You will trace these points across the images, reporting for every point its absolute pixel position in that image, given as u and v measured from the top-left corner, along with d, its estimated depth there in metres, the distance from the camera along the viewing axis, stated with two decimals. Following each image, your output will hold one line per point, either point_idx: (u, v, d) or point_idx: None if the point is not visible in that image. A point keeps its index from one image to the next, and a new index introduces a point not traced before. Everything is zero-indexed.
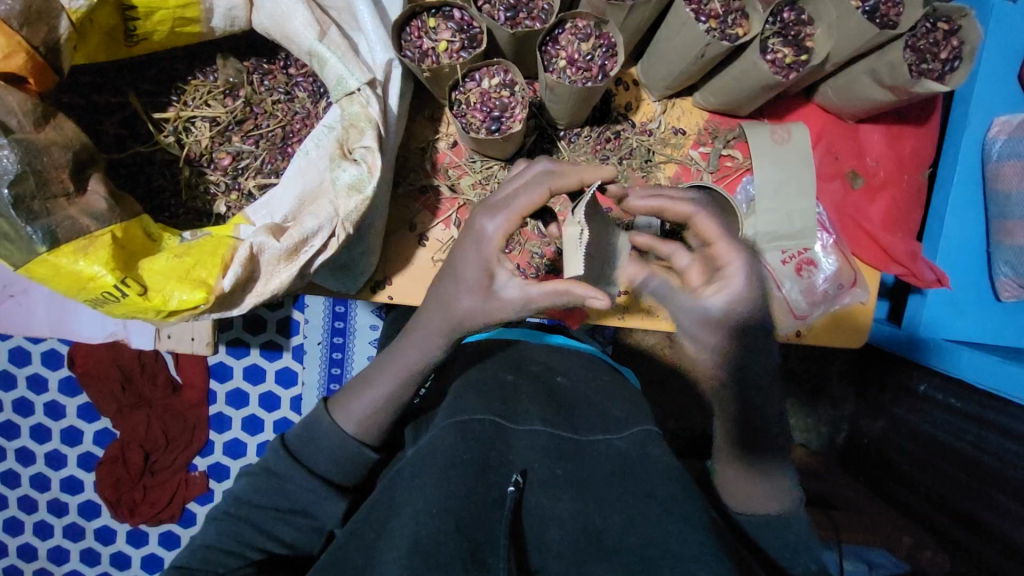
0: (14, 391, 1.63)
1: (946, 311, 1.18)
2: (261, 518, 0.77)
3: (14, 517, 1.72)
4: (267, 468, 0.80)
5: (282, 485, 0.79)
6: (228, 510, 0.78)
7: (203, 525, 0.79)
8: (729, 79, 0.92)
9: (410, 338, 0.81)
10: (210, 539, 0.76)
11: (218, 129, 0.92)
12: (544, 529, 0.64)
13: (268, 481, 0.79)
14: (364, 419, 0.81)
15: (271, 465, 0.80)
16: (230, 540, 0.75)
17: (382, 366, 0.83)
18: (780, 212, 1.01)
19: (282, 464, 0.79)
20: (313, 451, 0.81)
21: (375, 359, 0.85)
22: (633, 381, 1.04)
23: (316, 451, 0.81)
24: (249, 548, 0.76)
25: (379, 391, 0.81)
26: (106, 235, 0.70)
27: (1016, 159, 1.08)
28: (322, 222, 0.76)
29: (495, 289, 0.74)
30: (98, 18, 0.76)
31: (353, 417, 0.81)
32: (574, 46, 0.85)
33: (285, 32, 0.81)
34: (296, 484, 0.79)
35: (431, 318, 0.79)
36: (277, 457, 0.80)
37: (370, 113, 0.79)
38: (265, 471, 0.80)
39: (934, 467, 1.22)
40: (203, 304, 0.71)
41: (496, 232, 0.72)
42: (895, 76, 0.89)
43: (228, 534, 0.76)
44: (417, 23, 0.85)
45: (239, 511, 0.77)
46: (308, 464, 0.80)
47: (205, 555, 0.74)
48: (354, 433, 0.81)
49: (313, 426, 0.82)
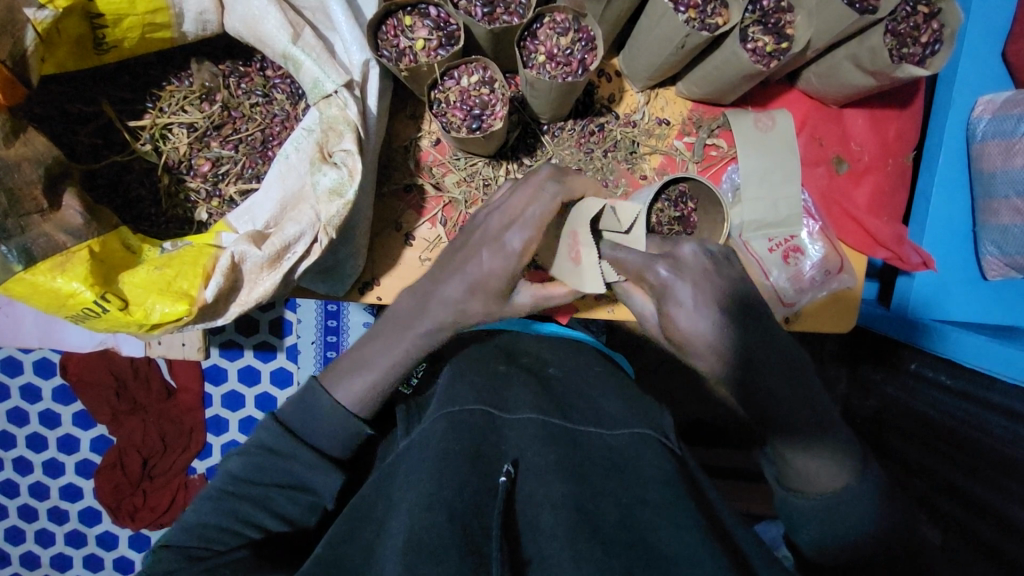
0: (6, 402, 1.62)
1: (933, 292, 1.20)
2: (263, 495, 0.75)
3: (15, 526, 1.72)
4: (266, 448, 0.75)
5: (278, 461, 0.75)
6: (224, 488, 0.74)
7: (195, 500, 0.75)
8: (711, 69, 0.92)
9: (403, 326, 0.79)
10: (205, 517, 0.72)
11: (195, 135, 0.91)
12: (538, 513, 0.65)
13: (255, 455, 0.75)
14: (365, 398, 0.79)
15: (271, 444, 0.75)
16: (229, 517, 0.73)
17: (381, 349, 0.79)
18: (765, 201, 1.01)
19: (272, 436, 0.75)
20: (306, 423, 0.78)
21: (361, 338, 0.83)
22: (626, 369, 1.07)
23: (316, 429, 0.78)
24: (248, 526, 0.73)
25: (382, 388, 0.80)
26: (83, 250, 0.69)
27: (1000, 138, 1.08)
28: (304, 228, 0.75)
29: (510, 298, 0.78)
30: (64, 28, 0.75)
31: (354, 391, 0.79)
32: (553, 41, 0.85)
33: (258, 35, 0.79)
34: (283, 458, 0.75)
35: (419, 313, 0.78)
36: (275, 436, 0.76)
37: (348, 116, 0.78)
38: (250, 448, 0.76)
39: (928, 444, 1.24)
40: (185, 316, 0.70)
41: (518, 245, 0.73)
42: (875, 62, 0.89)
43: (226, 511, 0.73)
44: (393, 22, 0.83)
45: (238, 489, 0.74)
46: (297, 430, 0.77)
47: (201, 532, 0.71)
48: (353, 409, 0.79)
49: (312, 406, 0.78)
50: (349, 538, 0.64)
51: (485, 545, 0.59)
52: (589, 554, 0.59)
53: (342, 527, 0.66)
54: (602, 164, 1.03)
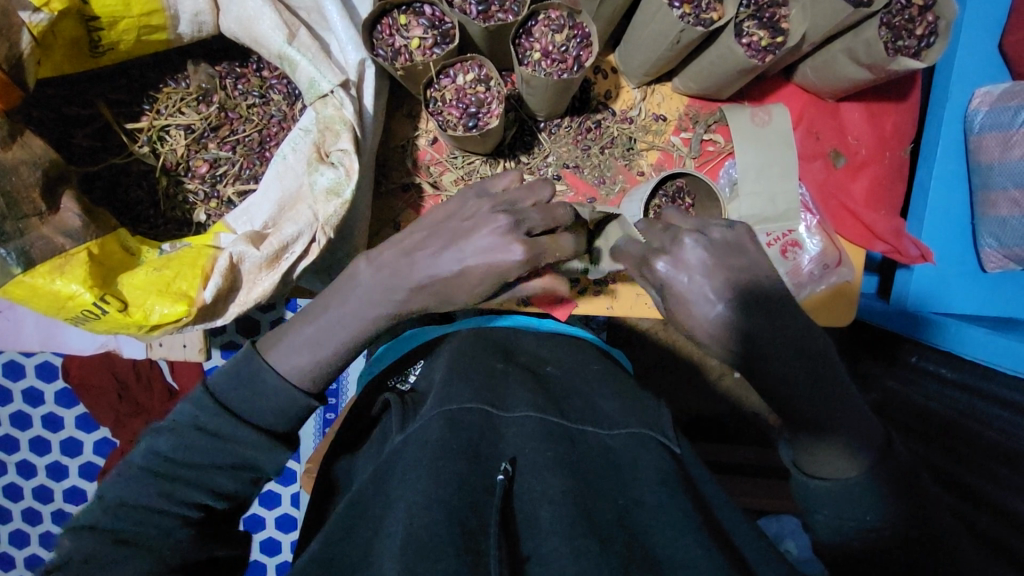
0: (10, 405, 1.62)
1: (933, 285, 1.20)
2: (196, 474, 0.66)
3: (19, 529, 1.73)
4: (198, 426, 0.67)
5: (212, 440, 0.67)
6: (150, 468, 0.65)
7: (112, 478, 0.66)
8: (707, 64, 0.92)
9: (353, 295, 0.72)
10: (127, 496, 0.64)
11: (193, 136, 0.91)
12: (537, 508, 0.65)
13: (184, 432, 0.66)
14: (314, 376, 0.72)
15: (203, 422, 0.67)
16: (157, 498, 0.64)
17: (324, 320, 0.73)
18: (763, 195, 1.01)
19: (205, 414, 0.67)
20: (244, 398, 0.69)
21: (305, 313, 0.75)
22: (626, 365, 1.08)
23: (259, 408, 0.69)
24: (182, 505, 0.65)
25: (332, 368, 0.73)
26: (83, 252, 0.70)
27: (997, 131, 1.08)
28: (302, 228, 0.76)
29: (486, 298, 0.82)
30: (60, 31, 0.75)
31: (301, 368, 0.72)
32: (548, 38, 0.84)
33: (253, 36, 0.80)
34: (216, 440, 0.67)
35: (371, 282, 0.72)
36: (207, 412, 0.67)
37: (345, 115, 0.78)
38: (178, 424, 0.67)
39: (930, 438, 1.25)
40: (184, 317, 0.70)
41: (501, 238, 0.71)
42: (872, 55, 0.88)
43: (154, 491, 0.65)
44: (388, 21, 0.83)
45: (167, 469, 0.65)
46: (231, 407, 0.68)
47: (129, 516, 0.63)
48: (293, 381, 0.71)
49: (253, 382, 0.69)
50: (347, 536, 0.64)
51: (483, 541, 0.60)
52: (585, 546, 0.59)
53: (338, 525, 0.66)
54: (599, 160, 1.03)
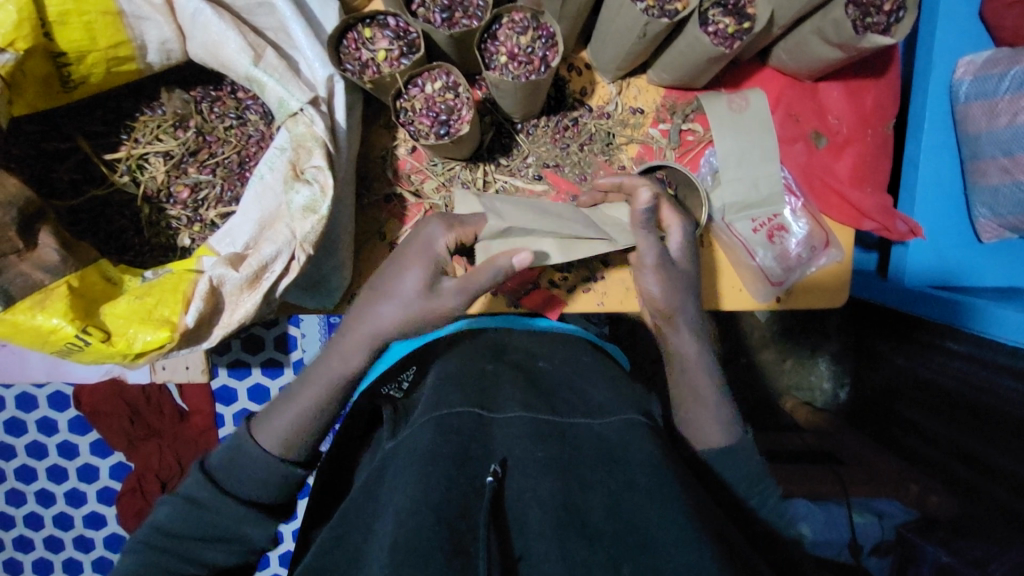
0: (25, 436, 1.65)
1: (930, 258, 1.17)
2: (188, 546, 0.73)
3: (42, 558, 1.75)
4: (185, 497, 0.75)
5: (199, 512, 0.74)
6: (148, 540, 0.73)
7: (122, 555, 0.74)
8: (677, 54, 0.92)
9: (329, 356, 0.81)
10: (131, 572, 0.71)
11: (172, 162, 0.92)
12: (526, 510, 0.64)
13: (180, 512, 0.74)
14: (290, 436, 0.79)
15: (194, 495, 0.75)
16: (152, 569, 0.71)
17: (305, 380, 0.82)
18: (745, 181, 1.01)
19: (193, 486, 0.75)
20: (232, 474, 0.76)
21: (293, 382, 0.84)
22: (620, 359, 1.08)
23: (239, 476, 0.77)
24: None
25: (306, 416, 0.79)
26: (62, 285, 0.71)
27: (983, 99, 1.07)
28: (280, 246, 0.76)
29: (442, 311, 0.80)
30: (29, 68, 0.76)
31: (279, 435, 0.79)
32: (513, 40, 0.85)
33: (220, 59, 0.81)
34: (204, 508, 0.74)
35: (335, 337, 0.81)
36: (197, 485, 0.75)
37: (316, 132, 0.78)
38: (173, 498, 0.75)
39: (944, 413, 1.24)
40: (168, 342, 0.72)
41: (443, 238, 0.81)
42: (840, 33, 0.88)
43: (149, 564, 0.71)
44: (353, 35, 0.83)
45: (163, 542, 0.73)
46: (224, 486, 0.76)
47: None
48: (275, 451, 0.78)
49: (238, 451, 0.77)
50: (340, 544, 0.65)
51: (471, 544, 0.60)
52: (576, 550, 0.60)
53: (332, 534, 0.67)
54: (579, 157, 1.03)
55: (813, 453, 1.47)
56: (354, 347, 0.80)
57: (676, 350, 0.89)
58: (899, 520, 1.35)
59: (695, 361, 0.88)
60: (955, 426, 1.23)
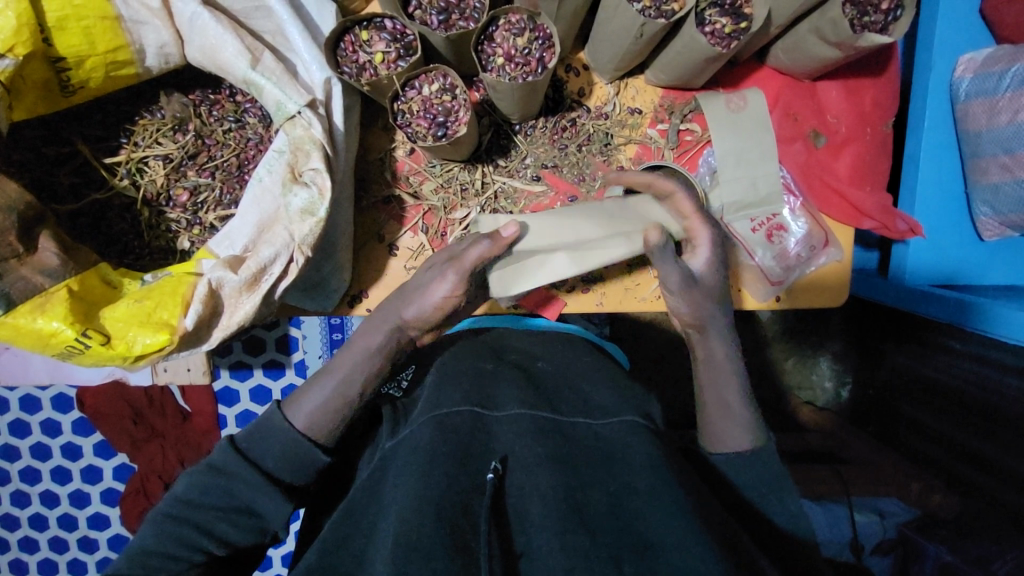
0: (29, 438, 1.65)
1: (932, 256, 1.17)
2: (206, 520, 0.71)
3: (47, 559, 1.75)
4: (210, 464, 0.73)
5: (223, 483, 0.72)
6: (170, 512, 0.71)
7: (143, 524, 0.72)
8: (674, 54, 0.92)
9: (352, 352, 0.81)
10: (149, 545, 0.69)
11: (171, 165, 0.92)
12: (528, 503, 0.65)
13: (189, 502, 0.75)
14: (316, 416, 0.77)
15: (217, 463, 0.73)
16: (171, 542, 0.69)
17: (325, 372, 0.81)
18: (743, 181, 1.01)
19: (219, 454, 0.73)
20: (260, 443, 0.74)
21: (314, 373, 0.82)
22: (620, 359, 1.09)
23: (265, 452, 0.74)
24: (191, 551, 0.69)
25: (328, 401, 0.78)
26: (62, 289, 0.71)
27: (983, 97, 1.07)
28: (278, 249, 0.77)
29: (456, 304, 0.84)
30: (27, 74, 0.77)
31: (308, 413, 0.77)
32: (510, 42, 0.85)
33: (218, 63, 0.81)
34: (229, 478, 0.72)
35: (371, 332, 0.83)
36: (223, 454, 0.73)
37: (314, 134, 0.79)
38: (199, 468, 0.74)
39: (947, 412, 1.24)
40: (167, 345, 0.72)
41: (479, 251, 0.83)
42: (838, 32, 0.87)
43: (168, 536, 0.69)
44: (350, 38, 0.84)
45: (184, 513, 0.71)
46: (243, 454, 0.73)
47: (143, 562, 0.68)
48: (304, 429, 0.76)
49: (265, 425, 0.75)
50: (343, 544, 0.65)
51: (473, 540, 0.60)
52: (576, 541, 0.59)
53: (334, 534, 0.67)
54: (577, 158, 1.03)
55: (815, 453, 1.46)
56: (388, 346, 0.82)
57: (704, 355, 0.88)
58: (902, 519, 1.32)
59: (722, 367, 0.86)
60: (958, 425, 1.22)
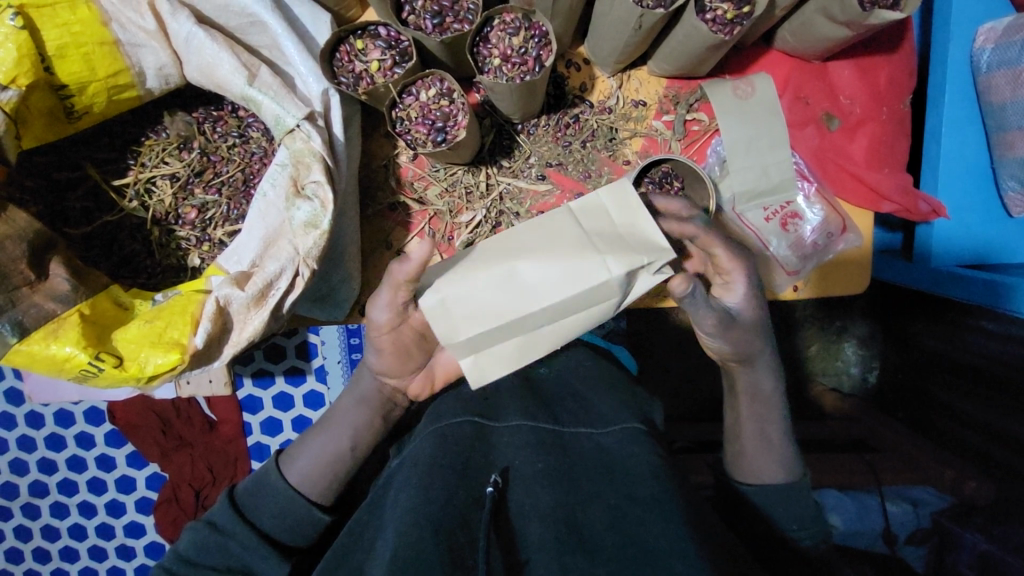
0: (64, 452, 1.70)
1: (957, 235, 1.12)
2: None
3: (87, 567, 1.79)
4: (211, 523, 0.77)
5: (224, 541, 0.76)
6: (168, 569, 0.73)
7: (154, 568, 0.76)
8: (676, 44, 0.89)
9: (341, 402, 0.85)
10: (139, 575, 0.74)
11: (178, 184, 0.93)
12: (527, 525, 0.64)
13: (197, 535, 0.76)
14: (308, 470, 0.81)
15: (217, 521, 0.78)
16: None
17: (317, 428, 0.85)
18: (754, 169, 0.98)
19: (217, 511, 0.78)
20: (263, 500, 0.79)
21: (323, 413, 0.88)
22: (627, 361, 1.08)
23: (262, 507, 0.79)
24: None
25: (309, 454, 0.82)
26: (74, 314, 0.73)
27: (1005, 69, 1.02)
28: (284, 263, 0.77)
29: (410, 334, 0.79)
30: (32, 103, 0.79)
31: (298, 467, 0.82)
32: (506, 42, 0.84)
33: (216, 81, 0.82)
34: (226, 539, 0.76)
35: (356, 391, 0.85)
36: (223, 512, 0.78)
37: (313, 147, 0.78)
38: (200, 524, 0.78)
39: (978, 395, 1.19)
40: (180, 363, 0.73)
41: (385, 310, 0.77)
42: (846, 11, 0.84)
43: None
44: (346, 48, 0.85)
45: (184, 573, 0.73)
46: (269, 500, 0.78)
47: None
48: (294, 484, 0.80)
49: (263, 480, 0.81)
50: (341, 563, 0.64)
51: (471, 557, 0.58)
52: (576, 564, 0.58)
53: (335, 556, 0.66)
54: (582, 154, 1.01)
55: (844, 441, 1.43)
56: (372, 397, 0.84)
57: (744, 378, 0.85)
58: (935, 508, 1.27)
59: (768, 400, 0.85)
60: (990, 408, 1.17)
